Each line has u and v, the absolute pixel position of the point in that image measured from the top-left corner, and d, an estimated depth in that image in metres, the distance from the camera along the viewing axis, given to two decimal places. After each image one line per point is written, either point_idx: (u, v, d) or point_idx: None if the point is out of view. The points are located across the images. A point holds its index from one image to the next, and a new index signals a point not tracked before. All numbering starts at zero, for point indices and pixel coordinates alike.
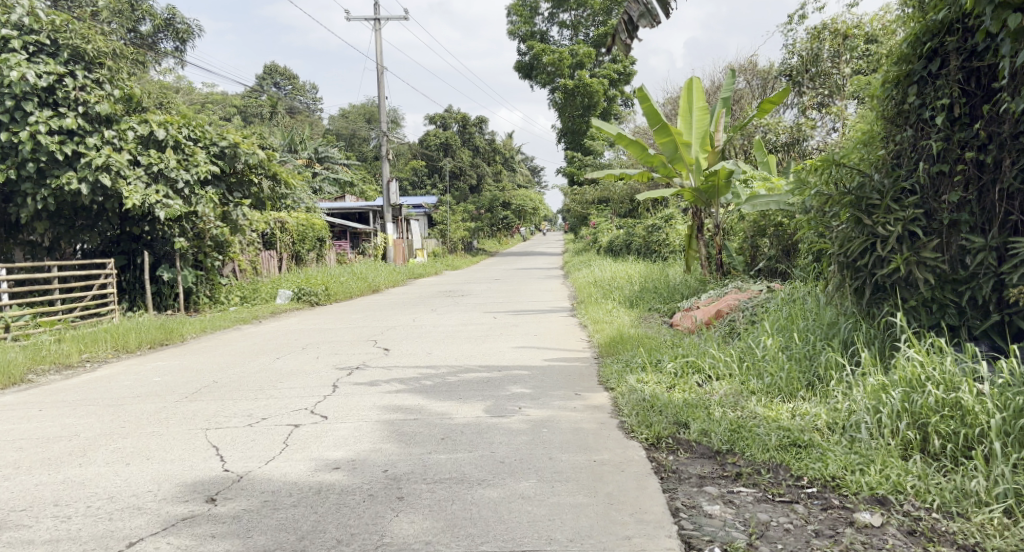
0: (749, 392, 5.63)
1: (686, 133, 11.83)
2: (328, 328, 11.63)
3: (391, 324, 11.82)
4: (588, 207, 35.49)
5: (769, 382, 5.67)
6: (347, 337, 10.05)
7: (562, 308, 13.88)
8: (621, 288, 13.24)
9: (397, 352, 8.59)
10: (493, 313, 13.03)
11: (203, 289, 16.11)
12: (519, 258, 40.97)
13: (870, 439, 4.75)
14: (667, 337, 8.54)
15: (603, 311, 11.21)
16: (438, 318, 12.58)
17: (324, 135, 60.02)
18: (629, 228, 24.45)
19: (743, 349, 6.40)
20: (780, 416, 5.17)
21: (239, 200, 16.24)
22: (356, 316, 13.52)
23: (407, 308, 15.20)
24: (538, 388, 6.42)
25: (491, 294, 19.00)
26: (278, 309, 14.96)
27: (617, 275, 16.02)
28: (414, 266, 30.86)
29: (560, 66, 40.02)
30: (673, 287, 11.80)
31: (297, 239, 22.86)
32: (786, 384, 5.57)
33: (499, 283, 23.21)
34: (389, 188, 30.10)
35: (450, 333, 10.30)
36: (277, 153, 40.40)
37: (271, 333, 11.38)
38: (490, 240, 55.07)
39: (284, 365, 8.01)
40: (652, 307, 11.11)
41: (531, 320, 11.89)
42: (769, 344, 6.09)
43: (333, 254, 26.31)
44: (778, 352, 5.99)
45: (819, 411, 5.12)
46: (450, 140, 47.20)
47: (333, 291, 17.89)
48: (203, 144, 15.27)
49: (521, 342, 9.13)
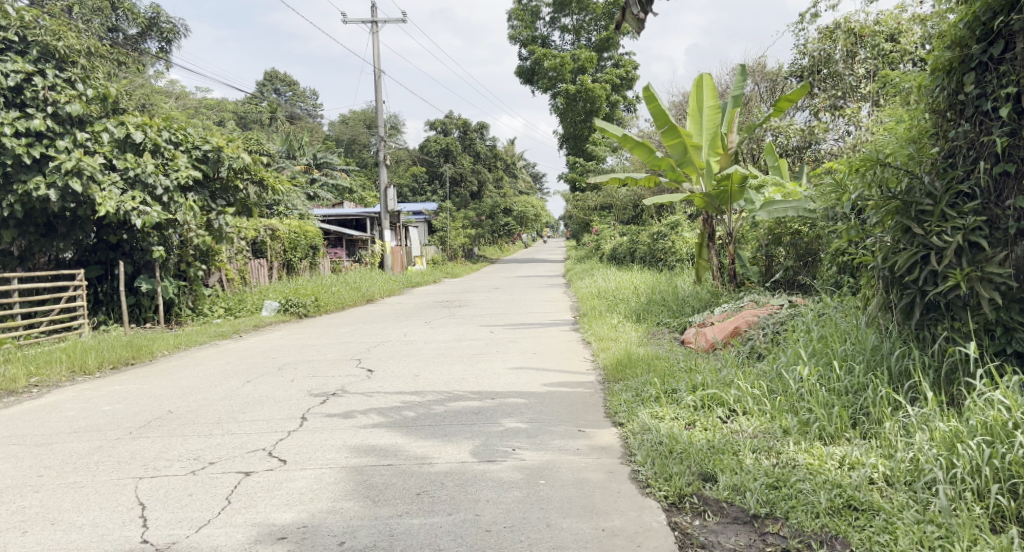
0: (783, 432, 4.91)
1: (695, 135, 11.05)
2: (311, 344, 10.85)
3: (379, 340, 11.04)
4: (590, 214, 34.70)
5: (808, 418, 4.96)
6: (329, 356, 9.27)
7: (563, 321, 13.08)
8: (627, 300, 12.45)
9: (380, 374, 7.82)
10: (489, 326, 12.25)
11: (186, 299, 15.39)
12: (520, 265, 40.19)
13: (947, 503, 4.03)
14: (679, 358, 7.73)
15: (608, 326, 10.43)
16: (430, 332, 11.79)
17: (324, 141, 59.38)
18: (633, 236, 23.66)
19: (771, 376, 5.67)
20: (825, 464, 4.46)
21: (223, 207, 15.44)
22: (345, 330, 12.77)
23: (400, 320, 14.43)
24: (535, 421, 5.64)
25: (490, 304, 18.22)
26: (263, 322, 14.19)
27: (621, 285, 15.19)
28: (412, 274, 30.08)
29: (561, 71, 39.28)
30: (684, 299, 11.01)
31: (289, 246, 22.09)
32: (829, 424, 4.86)
33: (498, 292, 22.41)
34: (387, 194, 29.33)
35: (441, 351, 9.52)
36: (273, 159, 39.67)
37: (249, 350, 10.60)
38: (491, 247, 54.32)
39: (254, 389, 7.24)
40: (660, 322, 10.33)
41: (529, 335, 11.11)
42: (803, 373, 5.35)
43: (327, 262, 25.49)
44: (814, 383, 5.27)
45: (874, 460, 4.39)
46: (451, 146, 46.44)
47: (323, 302, 17.10)
48: (184, 148, 14.50)
49: (518, 361, 8.35)
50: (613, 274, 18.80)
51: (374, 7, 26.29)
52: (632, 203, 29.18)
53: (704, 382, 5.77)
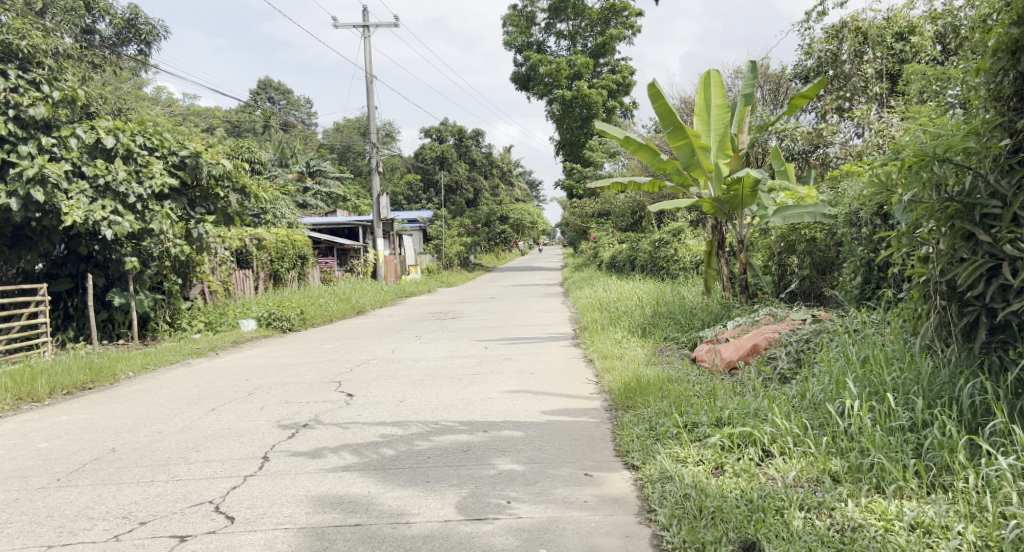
0: (830, 479, 4.22)
1: (703, 135, 10.28)
2: (290, 363, 10.09)
3: (364, 357, 10.28)
4: (588, 221, 33.98)
5: (865, 464, 4.25)
6: (307, 377, 8.51)
7: (562, 335, 12.33)
8: (630, 312, 11.68)
9: (359, 400, 7.07)
10: (483, 341, 11.50)
11: (162, 313, 14.65)
12: (516, 273, 39.42)
13: None
14: (693, 380, 6.94)
15: (611, 342, 9.68)
16: (420, 348, 11.03)
17: (317, 149, 58.65)
18: (632, 243, 22.93)
19: (810, 411, 4.97)
20: (895, 527, 3.74)
21: (203, 216, 14.64)
22: (330, 347, 12.02)
23: (389, 334, 13.68)
24: (534, 461, 4.90)
25: (484, 316, 17.46)
26: (243, 338, 13.43)
27: (622, 296, 14.41)
28: (406, 284, 29.34)
29: (557, 77, 38.59)
30: (691, 314, 10.25)
31: (276, 256, 21.31)
32: (887, 471, 4.16)
33: (494, 302, 21.63)
34: (379, 202, 28.58)
35: (430, 370, 8.77)
36: (265, 167, 38.97)
37: (224, 369, 9.85)
38: (487, 256, 53.60)
39: (218, 419, 6.49)
40: (666, 338, 9.58)
41: (525, 350, 10.35)
42: (846, 408, 4.67)
43: (317, 272, 24.72)
44: (865, 420, 4.56)
45: (959, 525, 3.67)
46: (446, 153, 45.70)
47: (310, 314, 16.32)
48: (161, 154, 13.72)
49: (514, 383, 7.59)
50: (613, 283, 18.05)
51: (365, 11, 25.55)
52: (630, 210, 28.45)
53: (731, 416, 5.06)
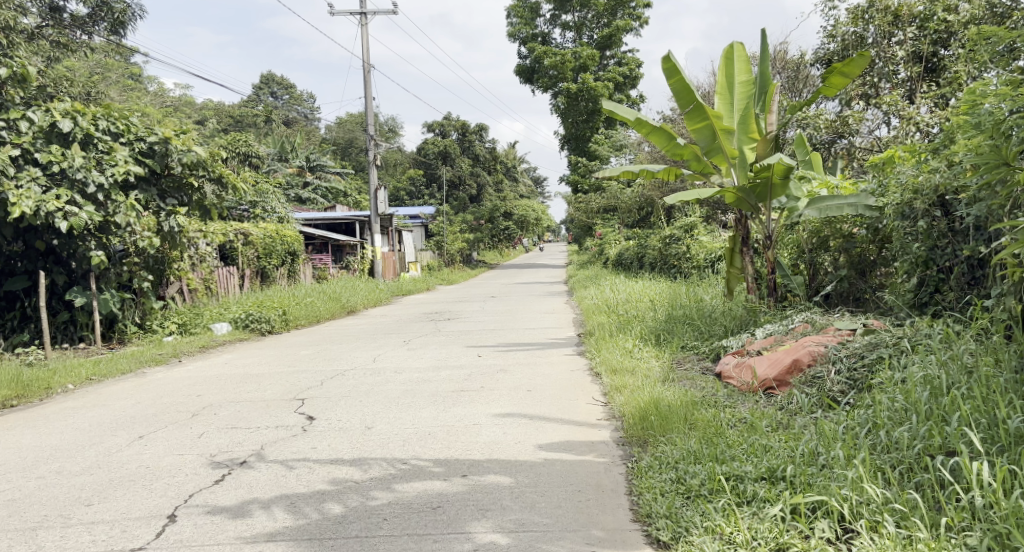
0: None
1: (725, 116, 9.04)
2: (256, 373, 8.91)
3: (341, 366, 9.15)
4: (593, 217, 32.78)
5: None
6: (269, 393, 7.35)
7: (565, 340, 11.17)
8: (642, 316, 10.46)
9: (318, 426, 5.92)
10: (477, 348, 10.32)
11: (131, 313, 13.50)
12: (520, 271, 38.21)
13: None
14: (723, 405, 5.71)
15: (619, 351, 8.47)
16: (406, 355, 9.87)
17: (319, 144, 57.56)
18: (641, 240, 21.74)
19: (896, 468, 3.96)
20: None
21: (173, 208, 13.40)
22: (309, 353, 10.88)
23: (377, 337, 12.56)
24: (522, 532, 3.82)
25: (482, 317, 16.32)
26: (213, 342, 12.28)
27: (631, 298, 13.13)
28: (404, 281, 28.16)
29: (562, 69, 37.60)
30: (712, 320, 9.03)
31: (263, 252, 20.15)
32: None
33: (494, 302, 20.39)
34: (377, 196, 27.46)
35: (411, 384, 7.61)
36: (262, 161, 37.84)
37: (182, 379, 8.73)
38: (490, 254, 52.45)
39: (142, 451, 5.32)
40: (681, 349, 8.39)
41: (522, 359, 9.19)
42: (955, 474, 3.70)
43: (309, 270, 23.51)
44: (992, 491, 3.56)
45: None
46: (449, 148, 44.47)
47: (293, 314, 15.12)
48: (126, 140, 12.53)
49: (508, 403, 6.43)
50: (621, 282, 16.87)
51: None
52: (638, 206, 27.22)
53: (792, 475, 4.01)
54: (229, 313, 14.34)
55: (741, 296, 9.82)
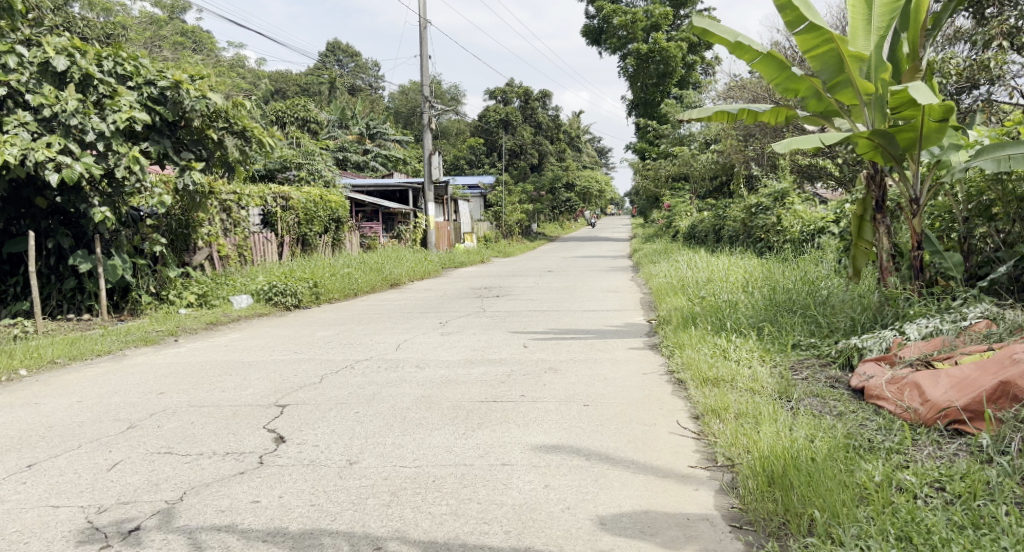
0: None
1: (857, 41, 6.93)
2: (253, 360, 7.27)
3: (357, 353, 7.50)
4: (661, 186, 30.54)
5: None
6: (250, 391, 5.71)
7: (632, 326, 9.29)
8: (741, 301, 8.40)
9: (286, 448, 4.25)
10: (524, 335, 8.52)
11: (146, 281, 11.77)
12: (582, 244, 36.29)
13: None
14: (896, 456, 3.87)
15: (708, 348, 6.50)
16: (439, 342, 8.14)
17: (381, 113, 56.12)
18: (717, 211, 19.60)
19: None
20: None
21: (188, 162, 11.61)
22: (331, 331, 9.25)
23: (411, 316, 10.85)
24: None
25: (537, 294, 14.52)
26: (227, 316, 10.63)
27: (715, 276, 11.07)
28: (458, 253, 26.40)
29: (633, 29, 35.09)
30: (829, 314, 6.98)
31: (304, 218, 18.55)
32: None
33: (551, 278, 18.49)
34: (431, 161, 25.77)
35: (434, 385, 5.94)
36: (319, 126, 36.46)
37: (159, 364, 7.09)
38: (551, 226, 50.53)
39: (18, 489, 3.70)
40: (789, 350, 6.39)
41: (581, 353, 7.39)
42: None
43: (356, 239, 21.98)
44: None
45: None
46: (511, 115, 42.40)
47: (325, 287, 13.41)
48: (133, 84, 10.82)
49: (555, 425, 4.71)
50: (696, 257, 14.85)
51: None
52: (713, 174, 24.88)
53: None
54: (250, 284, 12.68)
55: (865, 284, 7.72)
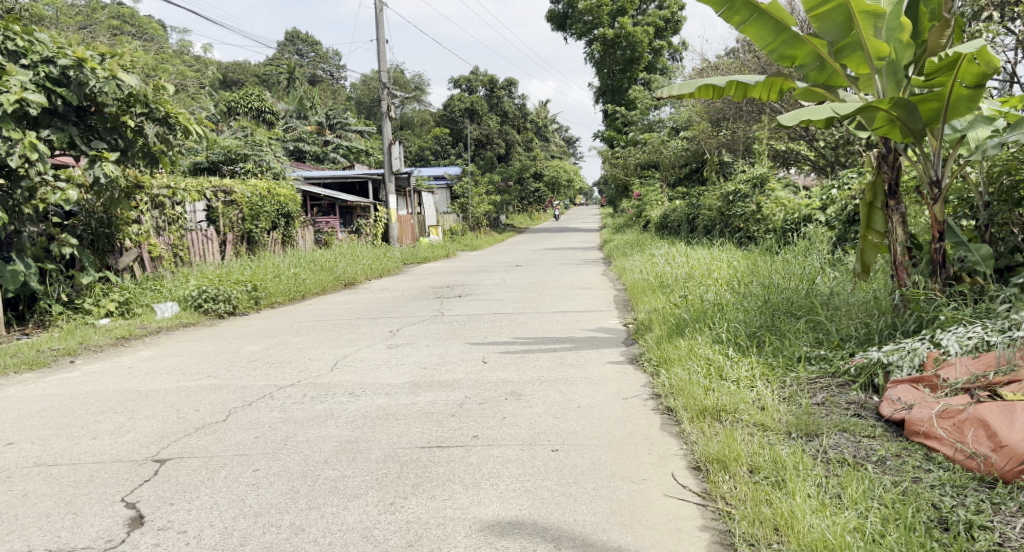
0: None
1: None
2: (155, 388, 6.08)
3: (284, 376, 6.35)
4: (631, 175, 29.57)
5: None
6: (131, 436, 4.54)
7: (606, 331, 8.20)
8: (728, 304, 7.27)
9: (140, 537, 3.33)
10: (483, 347, 7.39)
11: (56, 288, 10.48)
12: (550, 235, 35.26)
13: None
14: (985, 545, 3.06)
15: (698, 366, 5.39)
16: (383, 360, 6.99)
17: (343, 103, 54.50)
18: (692, 199, 18.60)
19: None
20: None
21: (100, 152, 10.38)
22: (262, 345, 8.06)
23: (359, 323, 9.66)
24: None
25: (503, 292, 13.38)
26: (144, 329, 9.35)
27: (697, 272, 9.97)
28: (422, 247, 25.21)
29: (598, 13, 33.98)
30: (838, 318, 5.87)
31: (250, 213, 17.20)
32: None
33: (518, 273, 17.38)
34: (391, 151, 24.48)
35: (365, 421, 4.82)
36: (275, 116, 34.95)
37: (33, 396, 5.84)
38: (519, 217, 49.44)
39: None
40: (795, 368, 5.26)
41: (547, 371, 6.29)
42: None
43: (310, 235, 20.70)
44: None
45: None
46: (476, 104, 41.09)
47: (266, 289, 12.13)
48: (27, 62, 9.55)
49: (512, 488, 3.65)
50: (671, 249, 13.82)
51: None
52: (684, 161, 23.87)
53: None
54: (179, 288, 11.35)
55: (877, 283, 6.60)
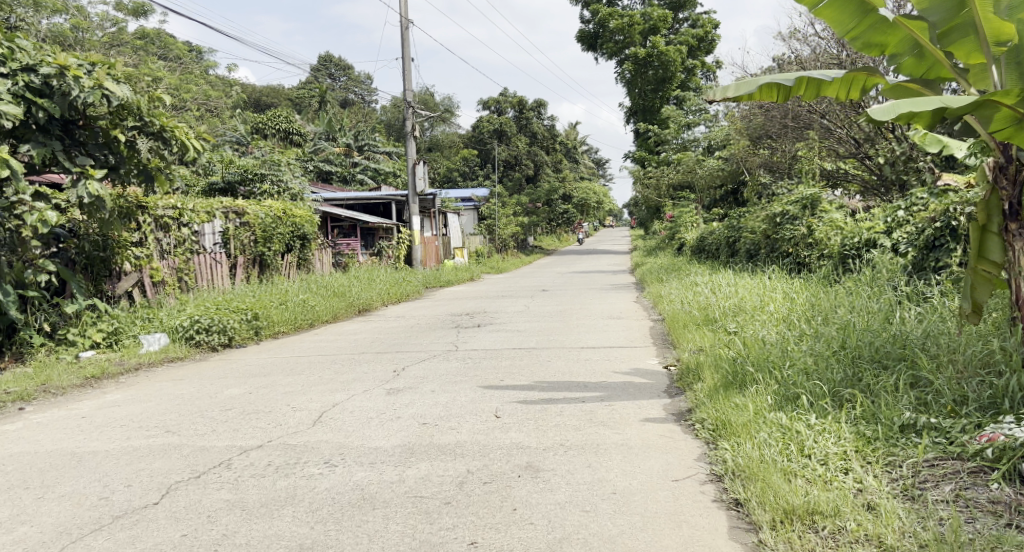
0: None
1: None
2: (95, 448, 4.93)
3: (253, 433, 5.20)
4: (663, 197, 28.37)
5: None
6: (24, 532, 3.62)
7: (643, 376, 6.99)
8: (794, 347, 6.07)
9: None
10: (497, 397, 6.22)
11: (38, 318, 9.32)
12: (579, 258, 34.08)
13: None
14: None
15: (771, 438, 4.27)
16: (377, 413, 5.85)
17: (373, 124, 53.86)
18: (731, 221, 17.36)
19: None
20: None
21: (85, 169, 9.26)
22: (244, 387, 6.93)
23: (362, 360, 8.51)
24: None
25: (528, 322, 12.21)
26: (121, 365, 8.12)
27: (749, 304, 8.74)
28: (446, 270, 24.16)
29: (630, 32, 33.00)
30: (950, 377, 4.71)
31: (262, 236, 16.19)
32: None
33: (545, 299, 16.22)
34: (415, 171, 23.48)
35: (331, 510, 3.76)
36: (302, 138, 34.23)
37: None
38: (547, 239, 48.40)
39: None
40: (903, 443, 4.13)
41: (574, 434, 5.11)
42: None
43: (327, 257, 19.71)
44: None
45: None
46: (505, 125, 40.06)
47: (268, 318, 10.98)
48: (5, 70, 8.50)
49: None
50: (709, 277, 12.61)
51: None
52: (721, 183, 22.60)
53: None
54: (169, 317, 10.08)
55: (983, 332, 5.44)
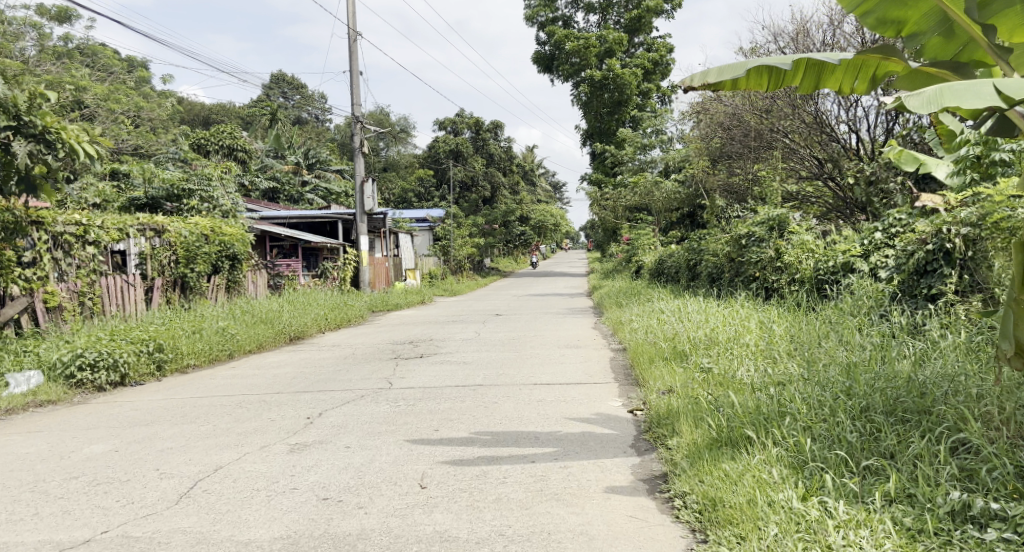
0: None
1: None
2: None
3: (88, 516, 3.95)
4: (620, 219, 27.43)
5: None
6: None
7: (602, 426, 5.80)
8: (789, 391, 4.97)
9: None
10: (424, 458, 4.98)
11: None
12: (535, 280, 32.95)
13: None
14: None
15: (787, 537, 3.23)
16: (266, 482, 4.59)
17: (326, 143, 52.27)
18: (693, 242, 16.38)
19: None
20: None
21: None
22: (111, 443, 5.61)
23: (271, 404, 7.19)
24: None
25: (476, 353, 10.99)
26: None
27: (722, 335, 7.67)
28: (393, 293, 22.82)
29: (585, 55, 31.98)
30: (998, 438, 3.73)
31: (183, 258, 14.72)
32: None
33: (496, 326, 15.02)
34: (362, 190, 22.15)
35: None
36: (248, 155, 32.60)
37: None
38: (503, 261, 47.27)
39: None
40: (962, 540, 3.12)
41: (515, 519, 3.90)
42: None
43: (261, 279, 18.29)
44: None
45: None
46: (461, 146, 38.81)
47: (174, 350, 9.68)
48: None
49: None
50: (672, 303, 11.55)
51: None
52: (678, 205, 21.69)
53: None
54: (45, 348, 8.65)
55: (1017, 377, 4.48)
